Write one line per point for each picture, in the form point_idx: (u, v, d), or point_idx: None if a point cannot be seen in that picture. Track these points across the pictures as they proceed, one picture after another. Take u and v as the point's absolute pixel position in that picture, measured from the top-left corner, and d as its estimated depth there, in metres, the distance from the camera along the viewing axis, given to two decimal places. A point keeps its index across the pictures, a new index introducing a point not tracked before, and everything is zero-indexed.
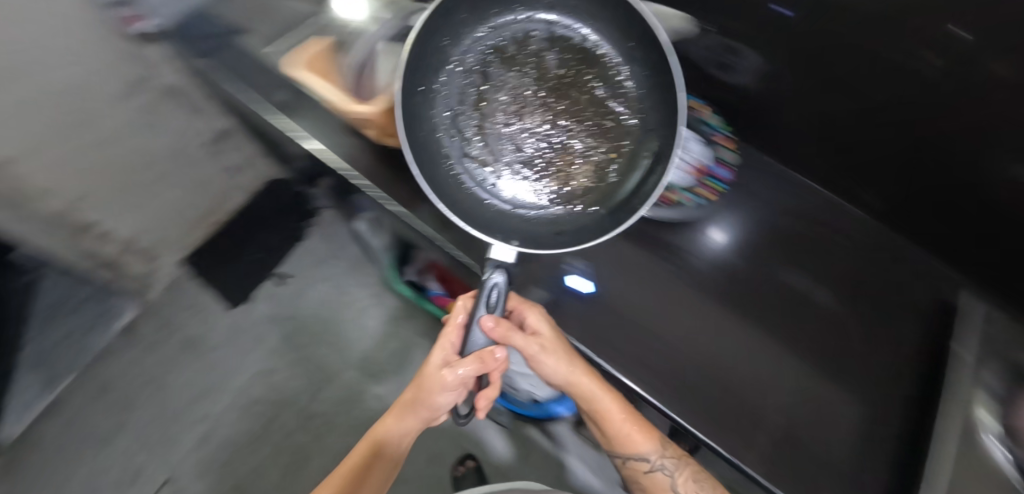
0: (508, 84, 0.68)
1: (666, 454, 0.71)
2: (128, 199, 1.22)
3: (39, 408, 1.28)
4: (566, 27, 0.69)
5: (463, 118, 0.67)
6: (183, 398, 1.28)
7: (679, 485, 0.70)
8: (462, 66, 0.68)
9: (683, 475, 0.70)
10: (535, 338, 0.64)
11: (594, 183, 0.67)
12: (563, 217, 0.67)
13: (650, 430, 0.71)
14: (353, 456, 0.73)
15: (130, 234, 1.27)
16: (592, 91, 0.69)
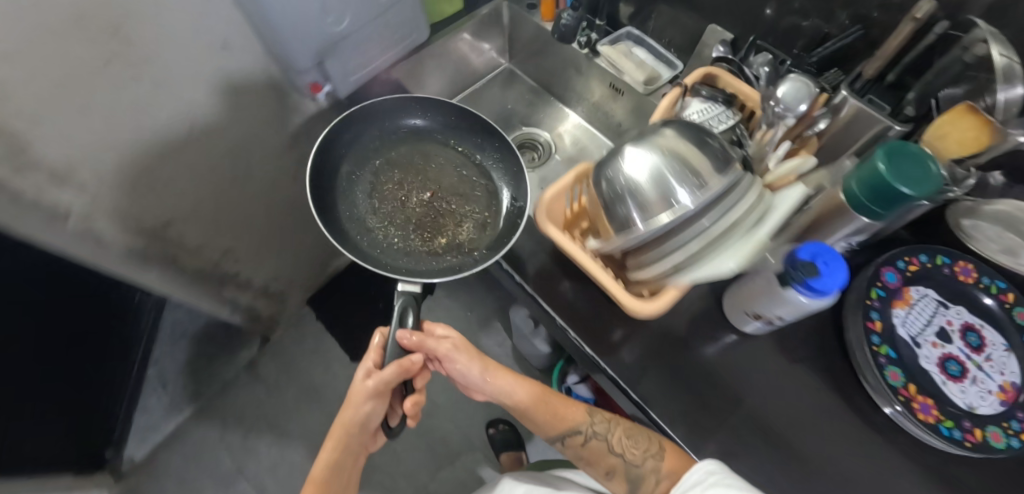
0: (825, 298, 0.52)
1: (597, 420, 0.72)
2: (270, 248, 1.17)
3: (164, 431, 1.31)
4: (428, 126, 0.91)
5: (386, 201, 0.83)
6: (302, 449, 1.29)
7: (614, 452, 0.68)
8: (375, 159, 0.87)
9: (616, 433, 0.70)
10: (448, 341, 0.72)
11: (474, 237, 0.83)
12: (452, 262, 0.80)
13: (564, 403, 0.74)
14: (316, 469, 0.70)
15: (264, 280, 1.22)
16: (461, 171, 0.90)
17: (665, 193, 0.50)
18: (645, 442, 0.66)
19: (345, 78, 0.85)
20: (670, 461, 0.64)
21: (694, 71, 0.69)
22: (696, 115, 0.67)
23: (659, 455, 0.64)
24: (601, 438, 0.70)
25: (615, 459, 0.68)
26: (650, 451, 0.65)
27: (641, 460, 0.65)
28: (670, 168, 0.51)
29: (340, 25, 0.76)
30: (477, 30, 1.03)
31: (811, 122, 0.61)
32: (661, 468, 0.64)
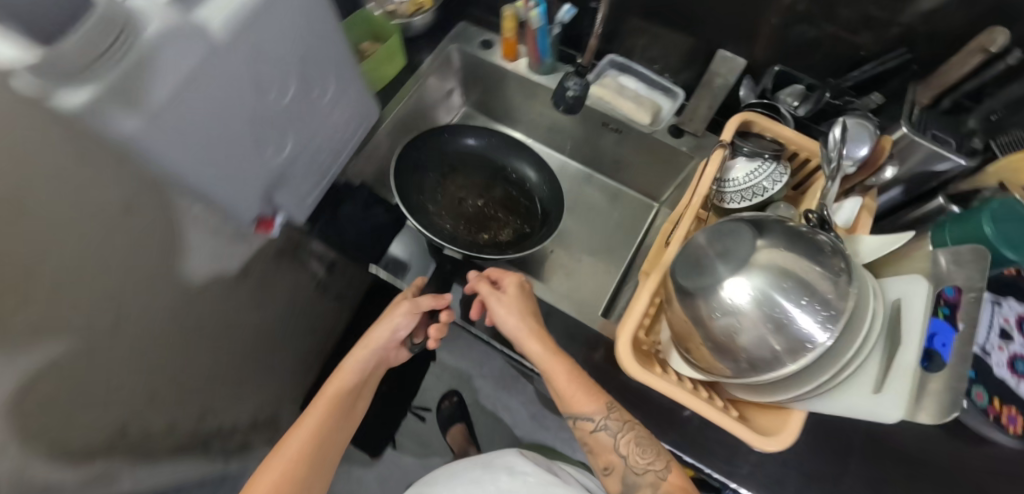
0: None
1: (613, 416, 0.60)
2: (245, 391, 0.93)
3: None
4: (488, 144, 0.90)
5: (430, 201, 0.84)
6: None
7: (618, 450, 0.59)
8: (425, 164, 0.85)
9: (626, 435, 0.59)
10: (495, 293, 0.68)
11: (515, 240, 0.85)
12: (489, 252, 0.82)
13: (584, 395, 0.61)
14: (337, 380, 0.66)
15: (248, 424, 0.98)
16: (508, 186, 0.89)
17: (785, 322, 0.43)
18: (653, 454, 0.58)
19: (305, 198, 0.68)
20: (671, 484, 0.56)
21: (729, 120, 0.60)
22: (743, 177, 0.59)
23: (663, 474, 0.57)
24: (609, 432, 0.60)
25: (617, 458, 0.60)
26: (655, 466, 0.58)
27: (643, 470, 0.58)
28: (780, 287, 0.44)
29: (285, 147, 0.59)
30: (428, 84, 0.86)
31: (878, 168, 0.54)
32: (658, 487, 0.56)
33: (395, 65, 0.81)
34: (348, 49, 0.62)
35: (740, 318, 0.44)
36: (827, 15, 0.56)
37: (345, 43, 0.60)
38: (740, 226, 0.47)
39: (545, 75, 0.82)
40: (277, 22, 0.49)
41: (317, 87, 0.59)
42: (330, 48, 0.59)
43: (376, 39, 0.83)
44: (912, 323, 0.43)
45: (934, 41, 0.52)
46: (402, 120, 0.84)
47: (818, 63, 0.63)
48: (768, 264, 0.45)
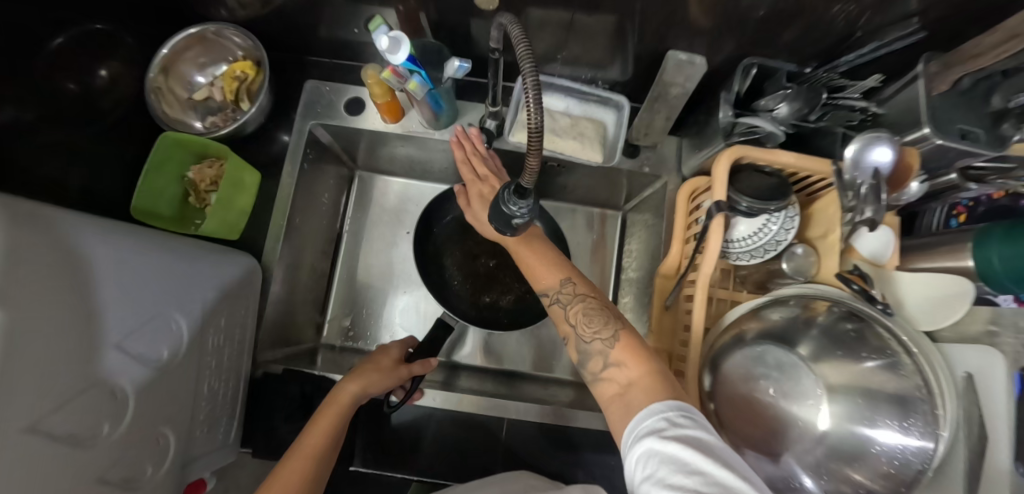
0: None
1: (566, 291, 0.43)
2: None
3: None
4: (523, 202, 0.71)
5: (432, 259, 0.69)
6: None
7: (568, 320, 0.42)
8: (424, 224, 0.69)
9: (575, 307, 0.42)
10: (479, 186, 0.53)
11: (517, 312, 0.68)
12: (473, 312, 0.67)
13: (538, 261, 0.47)
14: (310, 436, 0.43)
15: None
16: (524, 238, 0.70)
17: (871, 459, 0.40)
18: (602, 323, 0.40)
19: (223, 448, 0.50)
20: (621, 353, 0.37)
21: (719, 159, 0.46)
22: (751, 233, 0.48)
23: (613, 342, 0.38)
24: (558, 304, 0.43)
25: (571, 329, 0.42)
26: (604, 335, 0.39)
27: (591, 340, 0.39)
28: (865, 419, 0.42)
29: (168, 442, 0.41)
30: (308, 179, 0.64)
31: (902, 187, 0.46)
32: (610, 356, 0.38)
33: (249, 184, 0.59)
34: (157, 262, 0.41)
35: (811, 462, 0.42)
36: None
37: (131, 243, 0.39)
38: (791, 360, 0.45)
39: (448, 126, 0.62)
40: (44, 348, 0.28)
41: (165, 342, 0.39)
42: (143, 285, 0.38)
43: (209, 156, 0.59)
44: (994, 401, 0.39)
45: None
46: (295, 241, 0.63)
47: (785, 41, 0.49)
48: (834, 390, 0.44)
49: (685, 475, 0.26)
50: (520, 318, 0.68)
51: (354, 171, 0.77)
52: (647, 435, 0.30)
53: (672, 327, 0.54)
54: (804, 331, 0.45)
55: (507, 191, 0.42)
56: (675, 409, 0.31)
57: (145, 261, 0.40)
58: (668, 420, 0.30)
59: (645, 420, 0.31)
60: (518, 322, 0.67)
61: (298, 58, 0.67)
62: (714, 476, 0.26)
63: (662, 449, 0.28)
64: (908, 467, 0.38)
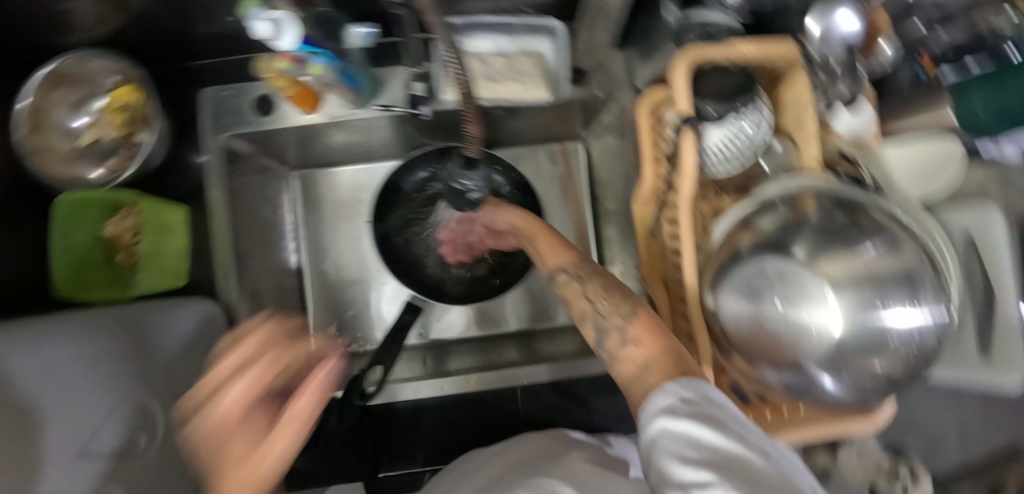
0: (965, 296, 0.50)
1: (579, 265, 0.39)
2: None
3: None
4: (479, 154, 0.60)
5: (397, 241, 0.60)
6: None
7: (585, 296, 0.37)
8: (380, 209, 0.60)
9: (594, 282, 0.37)
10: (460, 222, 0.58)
11: (492, 278, 0.62)
12: (451, 288, 0.61)
13: (552, 243, 0.41)
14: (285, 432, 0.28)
15: None
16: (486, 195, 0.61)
17: (884, 341, 0.38)
18: (622, 300, 0.35)
19: None
20: (640, 331, 0.33)
21: (674, 64, 0.40)
22: (723, 138, 0.43)
23: (635, 318, 0.34)
24: (574, 281, 0.38)
25: (588, 305, 0.37)
26: (624, 310, 0.35)
27: (610, 317, 0.34)
28: (873, 304, 0.37)
29: None
30: (241, 197, 0.57)
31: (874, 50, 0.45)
32: (628, 334, 0.33)
33: (176, 223, 0.53)
34: (84, 357, 0.36)
35: (827, 359, 0.38)
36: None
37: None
38: (792, 268, 0.39)
39: (372, 101, 0.54)
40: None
41: (136, 426, 0.37)
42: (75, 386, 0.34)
43: (123, 205, 0.52)
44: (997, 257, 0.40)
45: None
46: (248, 271, 0.57)
47: None
48: (840, 285, 0.38)
49: (698, 451, 0.24)
50: (504, 281, 0.62)
51: (291, 173, 0.69)
52: (657, 413, 0.27)
53: (661, 253, 0.51)
54: (796, 232, 0.40)
55: (456, 164, 0.36)
56: (689, 385, 0.27)
57: (68, 359, 0.35)
58: (681, 397, 0.27)
59: (655, 399, 0.27)
60: (506, 287, 0.61)
61: (184, 65, 0.58)
62: (724, 453, 0.23)
63: (672, 427, 0.25)
64: (925, 344, 0.39)
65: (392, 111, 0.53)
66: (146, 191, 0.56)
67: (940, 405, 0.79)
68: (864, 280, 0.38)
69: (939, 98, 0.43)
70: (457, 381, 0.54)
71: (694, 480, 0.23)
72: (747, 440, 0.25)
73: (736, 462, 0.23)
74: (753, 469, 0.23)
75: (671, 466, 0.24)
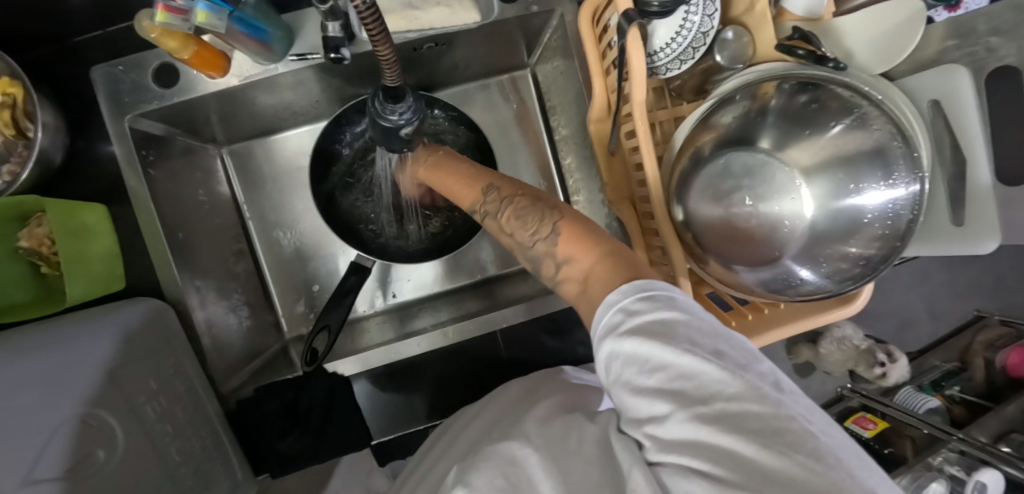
0: None
1: (491, 199, 0.36)
2: None
3: None
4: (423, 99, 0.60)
5: (342, 203, 0.61)
6: None
7: (506, 232, 0.35)
8: (323, 172, 0.60)
9: (508, 212, 0.35)
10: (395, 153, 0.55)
11: (448, 230, 0.63)
12: (406, 244, 0.62)
13: (462, 185, 0.41)
14: None
15: None
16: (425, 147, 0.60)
17: (858, 224, 0.40)
18: (539, 220, 0.32)
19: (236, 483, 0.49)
20: (566, 245, 0.30)
21: None
22: (673, 38, 0.40)
23: (556, 237, 0.30)
24: (493, 217, 0.36)
25: (511, 237, 0.34)
26: (544, 232, 0.31)
27: (533, 244, 0.32)
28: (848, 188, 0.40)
29: None
30: (167, 185, 0.52)
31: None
32: (557, 255, 0.30)
33: (95, 223, 0.47)
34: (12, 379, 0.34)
35: (802, 251, 0.41)
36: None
37: None
38: (758, 160, 0.43)
39: (287, 53, 0.48)
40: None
41: (94, 442, 0.34)
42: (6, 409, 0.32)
43: (33, 212, 0.47)
44: (966, 116, 0.38)
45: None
46: (192, 264, 0.52)
47: None
48: (809, 172, 0.42)
49: (647, 375, 0.21)
50: (450, 237, 0.62)
51: (220, 150, 0.63)
52: (604, 336, 0.24)
53: (624, 169, 0.49)
54: (759, 124, 0.42)
55: (376, 98, 0.32)
56: (634, 294, 0.23)
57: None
58: (625, 314, 0.23)
59: (603, 315, 0.24)
60: (456, 242, 0.61)
61: (61, 44, 0.50)
62: (678, 367, 0.21)
63: (620, 349, 0.22)
64: (900, 220, 0.37)
65: (309, 60, 0.48)
66: (54, 194, 0.50)
67: (907, 285, 0.83)
68: (832, 164, 0.41)
69: None
70: (434, 336, 0.53)
71: (650, 411, 0.22)
72: (704, 342, 0.21)
73: (688, 378, 0.21)
74: (707, 383, 0.20)
75: (627, 395, 0.22)
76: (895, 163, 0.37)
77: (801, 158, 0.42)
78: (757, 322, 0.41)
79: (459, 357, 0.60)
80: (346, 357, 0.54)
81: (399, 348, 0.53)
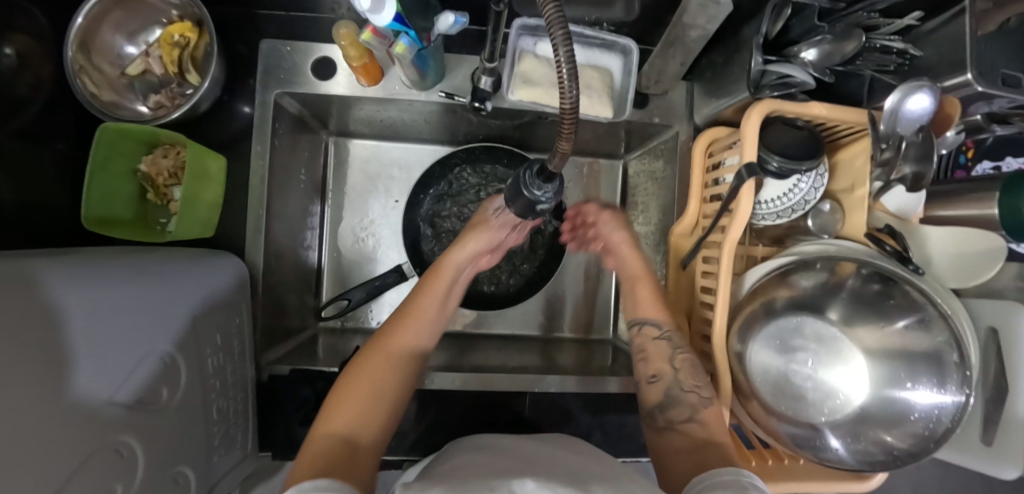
0: None
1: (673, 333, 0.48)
2: None
3: None
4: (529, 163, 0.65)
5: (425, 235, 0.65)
6: None
7: (671, 362, 0.46)
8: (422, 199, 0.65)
9: (682, 354, 0.46)
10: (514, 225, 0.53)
11: (511, 280, 0.65)
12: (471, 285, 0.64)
13: (653, 301, 0.50)
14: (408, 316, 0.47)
15: None
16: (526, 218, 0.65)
17: (902, 417, 0.41)
18: (704, 383, 0.44)
19: (244, 456, 0.49)
20: (711, 416, 0.42)
21: (748, 113, 0.42)
22: (779, 197, 0.45)
23: (706, 403, 0.43)
24: (664, 343, 0.47)
25: (669, 369, 0.45)
26: (702, 392, 0.43)
27: (687, 391, 0.44)
28: (903, 382, 0.42)
29: (189, 478, 0.39)
30: (283, 157, 0.56)
31: (941, 134, 0.46)
32: (698, 413, 0.42)
33: (215, 172, 0.51)
34: (123, 292, 0.35)
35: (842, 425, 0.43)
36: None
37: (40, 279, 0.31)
38: (830, 331, 0.46)
39: (435, 86, 0.54)
40: (32, 417, 0.25)
41: (162, 379, 0.36)
42: (115, 321, 0.33)
43: (162, 142, 0.51)
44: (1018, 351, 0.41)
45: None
46: (276, 231, 0.56)
47: None
48: (870, 356, 0.44)
49: None
50: (497, 293, 0.65)
51: (328, 137, 0.68)
52: (721, 492, 0.31)
53: (690, 284, 0.53)
54: (830, 297, 0.45)
55: (530, 173, 0.36)
56: (743, 475, 0.33)
57: (110, 292, 0.34)
58: (747, 488, 0.31)
59: (721, 476, 0.33)
60: (495, 300, 0.65)
61: (243, 11, 0.55)
62: None
63: None
64: (940, 426, 0.39)
65: (454, 99, 0.54)
66: (186, 131, 0.54)
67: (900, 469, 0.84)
68: (892, 353, 0.43)
69: (987, 190, 0.46)
70: (469, 377, 0.55)
71: None
72: None
73: None
74: None
75: None
76: (951, 373, 0.40)
77: (867, 338, 0.44)
78: (778, 472, 0.44)
79: (480, 398, 0.61)
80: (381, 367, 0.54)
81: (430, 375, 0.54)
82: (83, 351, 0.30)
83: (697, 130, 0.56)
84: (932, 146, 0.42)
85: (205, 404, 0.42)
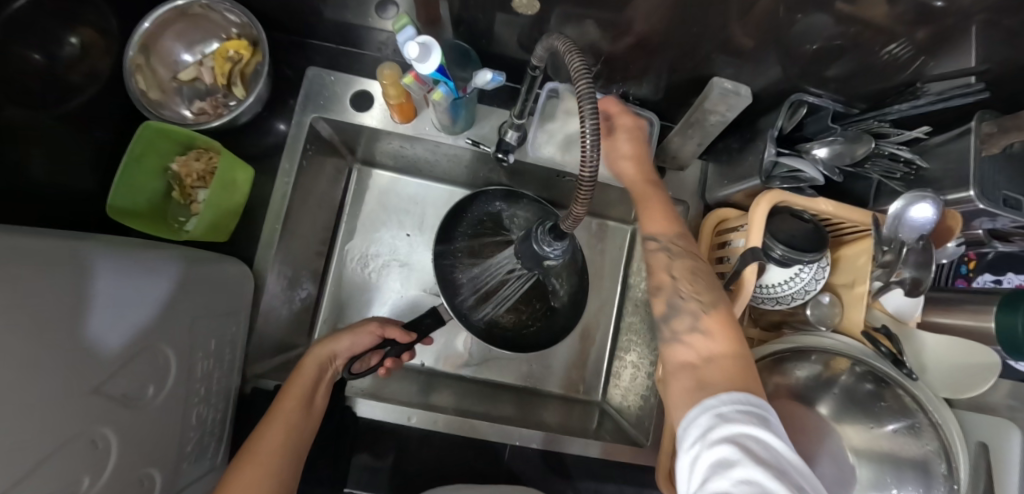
0: None
1: (679, 244, 0.41)
2: None
3: None
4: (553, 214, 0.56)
5: (461, 267, 0.56)
6: None
7: (670, 273, 0.40)
8: (467, 230, 0.57)
9: (684, 262, 0.40)
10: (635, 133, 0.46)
11: (546, 322, 0.56)
12: (507, 322, 0.55)
13: (663, 213, 0.43)
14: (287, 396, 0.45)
15: None
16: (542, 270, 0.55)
17: None
18: (706, 288, 0.38)
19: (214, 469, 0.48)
20: (713, 322, 0.36)
21: (757, 199, 0.44)
22: (780, 284, 0.47)
23: (710, 308, 0.37)
24: (664, 251, 0.41)
25: (669, 279, 0.39)
26: (704, 298, 0.37)
27: (687, 298, 0.38)
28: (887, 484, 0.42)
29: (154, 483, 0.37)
30: (306, 174, 0.58)
31: (942, 244, 0.47)
32: (699, 320, 0.36)
33: (241, 182, 0.53)
34: (143, 285, 0.36)
35: None
36: (849, 15, 0.38)
37: (84, 258, 0.32)
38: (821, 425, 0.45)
39: (464, 132, 0.57)
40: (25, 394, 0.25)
41: (150, 377, 0.36)
42: (125, 314, 0.34)
43: (196, 147, 0.53)
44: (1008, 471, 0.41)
45: (988, 29, 0.38)
46: (286, 245, 0.57)
47: (828, 75, 0.47)
48: (858, 455, 0.43)
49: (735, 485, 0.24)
50: (535, 336, 0.56)
51: (352, 164, 0.70)
52: (697, 433, 0.29)
53: None
54: (823, 391, 0.45)
55: (541, 229, 0.38)
56: (740, 402, 0.29)
57: (134, 280, 0.35)
58: (720, 416, 0.28)
59: (695, 418, 0.30)
60: (533, 342, 0.55)
61: (296, 39, 0.60)
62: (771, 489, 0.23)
63: (713, 451, 0.26)
64: None
65: (478, 147, 0.56)
66: (222, 140, 0.57)
67: None
68: (880, 452, 0.43)
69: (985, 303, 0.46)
70: (452, 419, 0.53)
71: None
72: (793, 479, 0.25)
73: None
74: None
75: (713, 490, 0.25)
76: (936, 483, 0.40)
77: (855, 436, 0.44)
78: None
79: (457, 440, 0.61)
80: (372, 399, 0.53)
81: (410, 412, 0.53)
82: (86, 339, 0.30)
83: (706, 208, 0.58)
84: (932, 255, 0.44)
85: (184, 407, 0.41)
